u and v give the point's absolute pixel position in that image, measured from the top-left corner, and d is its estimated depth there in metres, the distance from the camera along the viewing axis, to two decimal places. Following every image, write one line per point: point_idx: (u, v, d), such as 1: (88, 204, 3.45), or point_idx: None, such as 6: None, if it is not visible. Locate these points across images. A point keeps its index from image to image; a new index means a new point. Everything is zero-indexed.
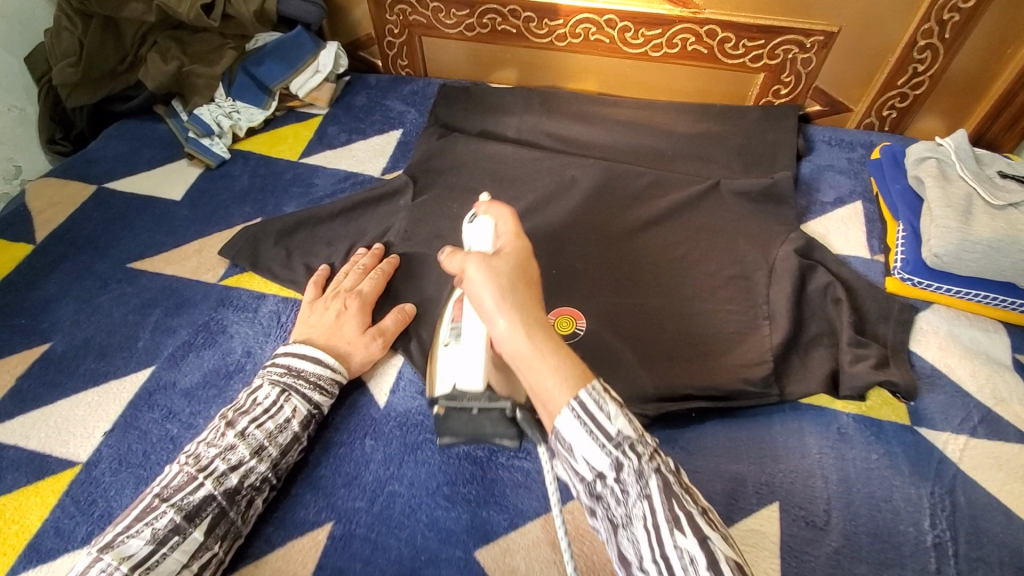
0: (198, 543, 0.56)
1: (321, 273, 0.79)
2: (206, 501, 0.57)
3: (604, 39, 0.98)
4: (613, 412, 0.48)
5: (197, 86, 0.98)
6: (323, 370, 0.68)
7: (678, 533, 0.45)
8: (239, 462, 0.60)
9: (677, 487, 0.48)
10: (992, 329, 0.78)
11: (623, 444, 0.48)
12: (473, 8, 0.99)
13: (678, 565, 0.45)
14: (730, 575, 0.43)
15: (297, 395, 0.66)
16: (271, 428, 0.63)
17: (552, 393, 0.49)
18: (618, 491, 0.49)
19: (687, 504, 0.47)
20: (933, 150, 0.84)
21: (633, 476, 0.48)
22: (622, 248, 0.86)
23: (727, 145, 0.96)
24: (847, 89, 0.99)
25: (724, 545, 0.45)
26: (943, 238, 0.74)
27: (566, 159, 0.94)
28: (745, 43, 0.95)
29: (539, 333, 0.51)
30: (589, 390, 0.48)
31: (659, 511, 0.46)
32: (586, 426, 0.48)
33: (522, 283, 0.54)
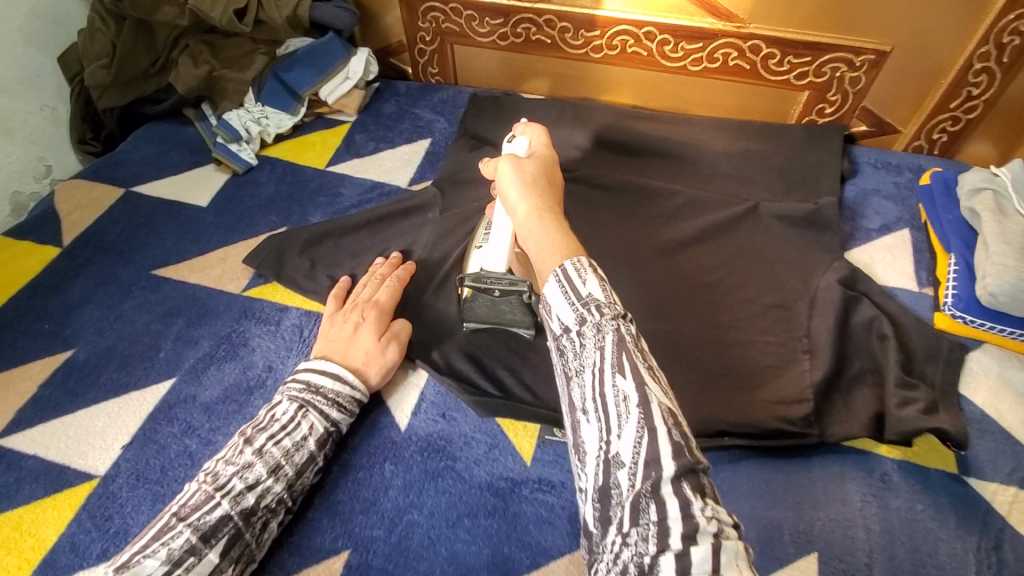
0: (214, 567, 0.54)
1: (342, 285, 0.77)
2: (222, 522, 0.56)
3: (641, 52, 0.95)
4: (587, 278, 0.54)
5: (227, 90, 0.98)
6: (341, 387, 0.66)
7: (620, 375, 0.48)
8: (255, 481, 0.58)
9: (633, 345, 0.50)
10: None
11: (590, 304, 0.52)
12: (507, 17, 0.96)
13: (613, 405, 0.48)
14: (656, 419, 0.46)
15: (314, 411, 0.64)
16: (288, 446, 0.61)
17: (546, 259, 0.58)
18: (577, 345, 0.52)
19: (639, 361, 0.49)
20: (989, 180, 0.79)
21: (592, 329, 0.51)
22: (654, 270, 0.83)
23: (766, 165, 0.92)
24: (896, 110, 0.94)
25: (662, 396, 0.47)
26: (1000, 276, 0.70)
27: (599, 174, 0.92)
28: (790, 59, 0.91)
29: (549, 215, 0.62)
30: (573, 262, 0.55)
31: (608, 360, 0.49)
32: (562, 288, 0.54)
33: (543, 181, 0.67)
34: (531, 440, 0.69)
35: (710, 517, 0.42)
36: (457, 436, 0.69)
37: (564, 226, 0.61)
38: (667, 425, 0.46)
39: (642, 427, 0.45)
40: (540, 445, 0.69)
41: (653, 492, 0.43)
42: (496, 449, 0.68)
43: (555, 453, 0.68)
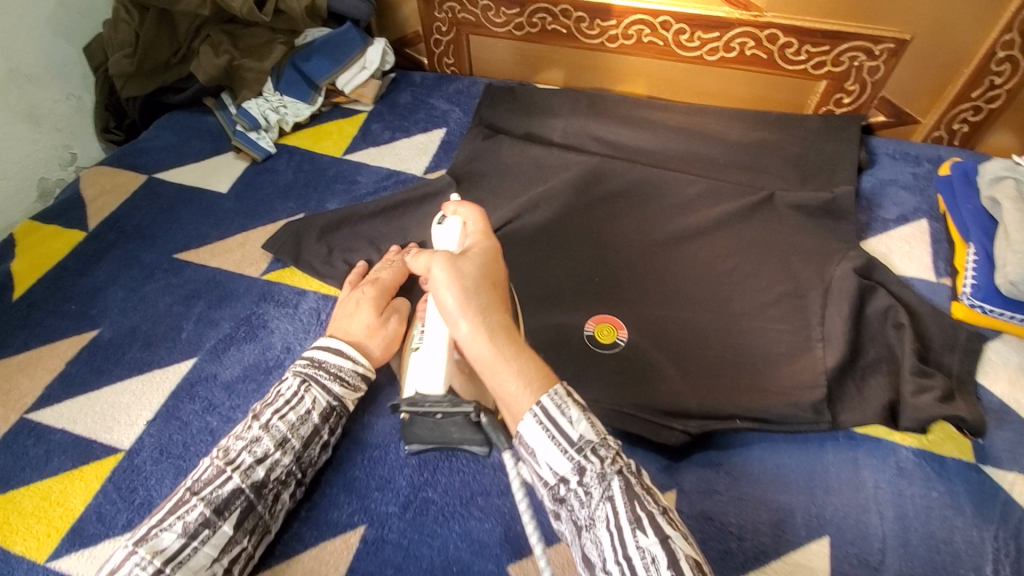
0: (228, 538, 0.56)
1: (359, 269, 0.79)
2: (234, 495, 0.57)
3: (657, 41, 0.95)
4: (576, 419, 0.51)
5: (245, 79, 0.99)
6: (344, 361, 0.67)
7: (641, 532, 0.48)
8: (264, 454, 0.60)
9: (640, 490, 0.50)
10: None
11: (585, 449, 0.50)
12: (523, 7, 0.97)
13: (641, 564, 0.47)
14: (688, 571, 0.46)
15: (316, 385, 0.65)
16: (293, 420, 0.62)
17: (518, 400, 0.52)
18: (580, 495, 0.51)
19: (649, 506, 0.49)
20: (1011, 169, 0.78)
21: (598, 480, 0.50)
22: (667, 258, 0.83)
23: (782, 155, 0.92)
24: (915, 100, 0.93)
25: (684, 544, 0.48)
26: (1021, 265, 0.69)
27: (613, 163, 0.92)
28: (807, 48, 0.90)
29: (502, 336, 0.53)
30: (554, 393, 0.52)
31: (625, 517, 0.49)
32: (547, 431, 0.51)
33: (484, 285, 0.56)
34: None
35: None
36: None
37: (534, 355, 0.54)
38: (698, 574, 0.46)
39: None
40: None
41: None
42: None
43: None
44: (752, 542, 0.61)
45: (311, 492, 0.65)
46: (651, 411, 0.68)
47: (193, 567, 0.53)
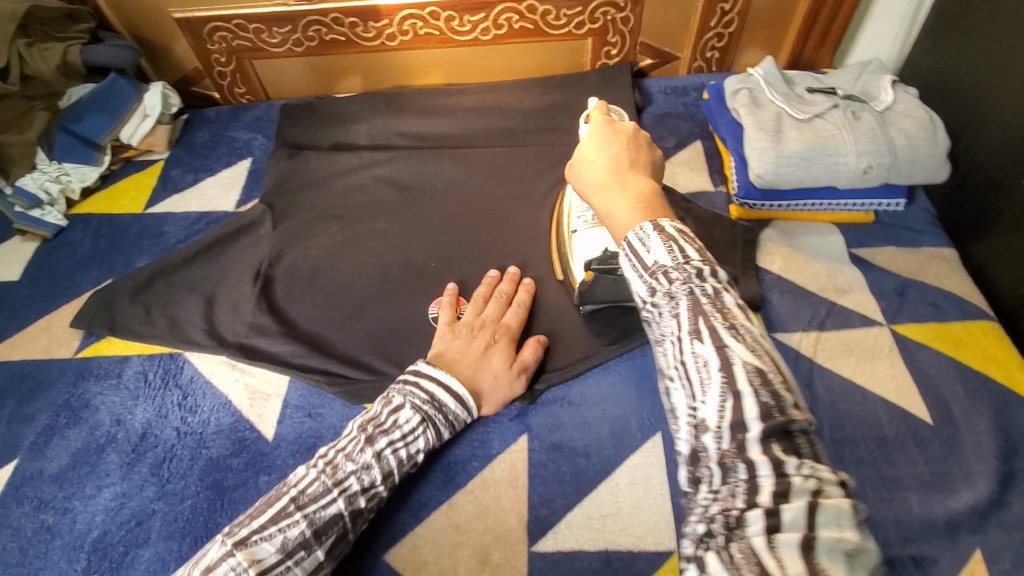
0: (318, 565, 0.53)
1: (453, 295, 0.77)
2: (334, 519, 0.55)
3: (433, 31, 0.99)
4: (652, 244, 0.48)
5: (11, 156, 0.89)
6: (461, 410, 0.65)
7: (699, 341, 0.43)
8: (370, 483, 0.58)
9: (711, 307, 0.45)
10: (827, 232, 0.85)
11: (659, 278, 0.47)
12: (294, 23, 0.97)
13: (693, 371, 0.43)
14: (743, 386, 0.40)
15: (433, 428, 0.62)
16: (403, 456, 0.60)
17: (623, 220, 0.53)
18: (658, 313, 0.48)
19: (717, 320, 0.44)
20: (744, 81, 0.89)
21: (665, 299, 0.47)
22: (490, 228, 0.88)
23: (571, 112, 1.00)
24: (669, 39, 1.05)
25: (750, 356, 0.41)
26: (761, 159, 0.79)
27: (424, 153, 0.95)
28: (565, 13, 0.98)
29: (615, 188, 0.56)
30: (635, 232, 0.50)
31: (684, 326, 0.45)
32: (629, 261, 0.49)
33: (593, 160, 0.59)
34: None
35: (806, 476, 0.37)
36: (325, 429, 0.70)
37: (650, 188, 0.55)
38: (754, 386, 0.40)
39: (724, 392, 0.41)
40: None
41: (738, 451, 0.39)
42: None
43: None
44: (598, 460, 0.67)
45: (229, 493, 0.66)
46: None
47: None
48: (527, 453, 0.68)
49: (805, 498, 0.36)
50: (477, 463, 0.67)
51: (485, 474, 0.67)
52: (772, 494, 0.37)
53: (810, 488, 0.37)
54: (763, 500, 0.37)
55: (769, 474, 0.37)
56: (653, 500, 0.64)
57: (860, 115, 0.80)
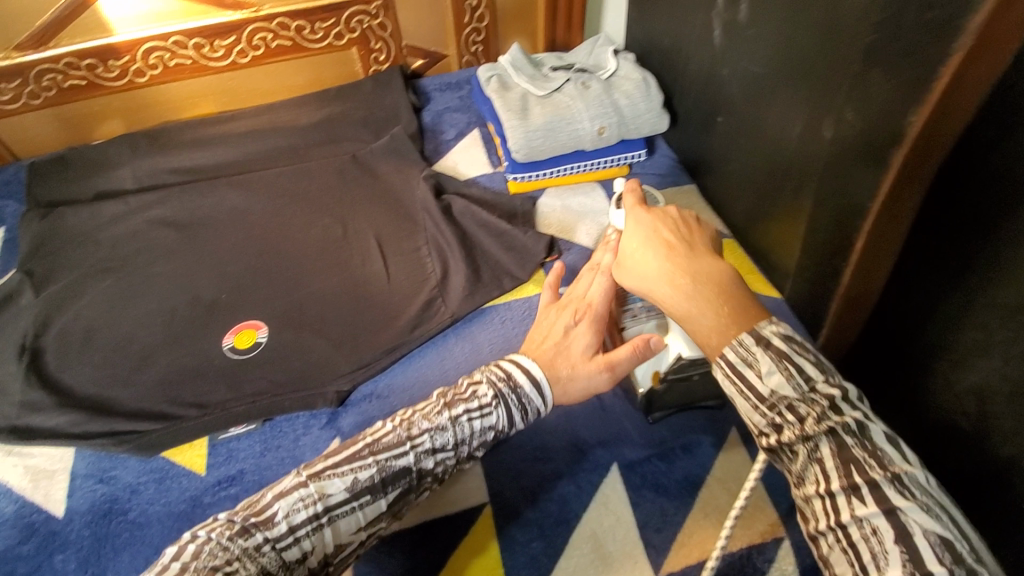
0: (378, 513, 0.52)
1: (557, 270, 0.68)
2: (402, 473, 0.52)
3: (184, 61, 0.96)
4: (762, 362, 0.45)
5: None
6: (535, 395, 0.58)
7: (861, 500, 0.40)
8: (441, 444, 0.54)
9: (862, 449, 0.41)
10: (591, 190, 0.95)
11: (780, 406, 0.45)
12: (25, 75, 0.91)
13: (856, 536, 0.39)
14: (919, 544, 0.37)
15: (505, 406, 0.57)
16: (474, 426, 0.56)
17: (711, 334, 0.49)
18: (795, 458, 0.44)
19: (875, 471, 0.40)
20: (494, 69, 0.97)
21: (802, 439, 0.43)
22: (284, 248, 0.88)
23: (351, 121, 1.03)
24: (432, 38, 1.10)
25: (926, 518, 0.38)
26: (513, 135, 0.87)
27: (203, 186, 0.93)
28: (320, 26, 1.00)
29: (685, 281, 0.52)
30: (732, 348, 0.47)
31: (835, 476, 0.41)
32: (736, 383, 0.46)
33: (659, 248, 0.56)
34: (201, 453, 0.70)
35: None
36: (123, 489, 0.67)
37: (720, 276, 0.52)
38: (937, 550, 0.36)
39: (904, 565, 0.37)
40: (213, 448, 0.70)
41: None
42: (167, 478, 0.68)
43: (227, 449, 0.70)
44: None
45: None
46: (297, 387, 0.75)
47: (336, 526, 0.50)
48: None
49: None
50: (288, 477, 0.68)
51: None
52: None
53: None
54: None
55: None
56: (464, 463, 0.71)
57: (589, 85, 0.91)
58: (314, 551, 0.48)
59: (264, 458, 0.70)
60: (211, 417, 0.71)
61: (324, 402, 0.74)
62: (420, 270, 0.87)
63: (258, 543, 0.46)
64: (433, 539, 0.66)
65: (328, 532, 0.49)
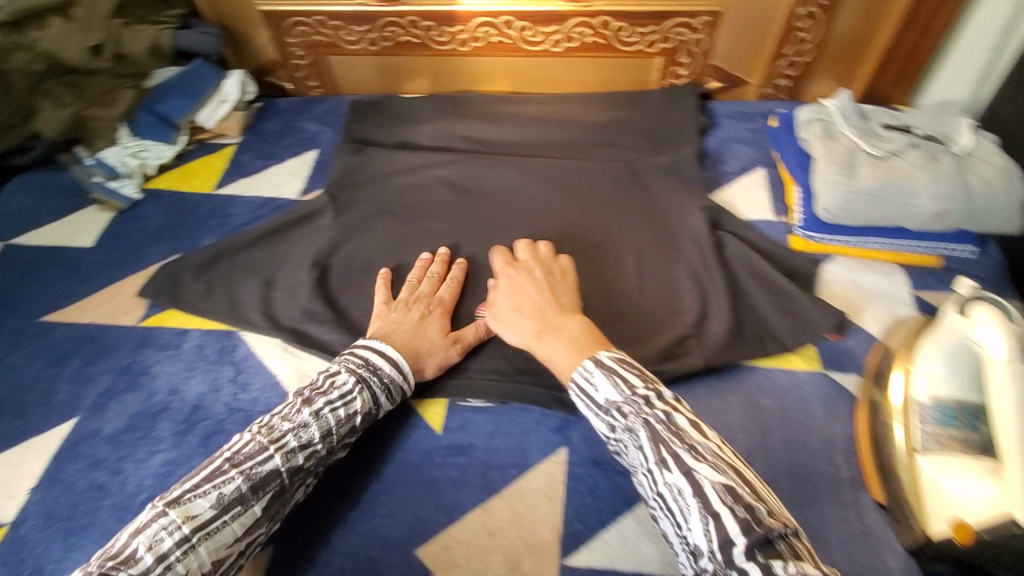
0: (252, 523, 0.54)
1: (524, 246, 0.78)
2: (271, 475, 0.56)
3: (504, 40, 1.01)
4: (597, 380, 0.59)
5: (96, 129, 0.95)
6: (395, 372, 0.66)
7: (667, 471, 0.52)
8: (308, 441, 0.59)
9: (664, 431, 0.54)
10: (891, 272, 0.81)
11: (612, 410, 0.58)
12: (373, 23, 1.00)
13: (671, 499, 0.51)
14: (715, 504, 0.48)
15: (368, 390, 0.64)
16: (341, 416, 0.61)
17: (564, 366, 0.63)
18: (623, 445, 0.58)
19: (676, 444, 0.53)
20: (817, 112, 0.87)
21: (625, 432, 0.56)
22: (544, 238, 0.88)
23: (633, 129, 1.00)
24: (740, 63, 1.03)
25: (712, 474, 0.50)
26: (831, 192, 0.77)
27: (487, 160, 0.97)
28: (638, 30, 0.98)
29: (546, 333, 0.66)
30: (578, 371, 0.60)
31: (652, 459, 0.53)
32: (585, 401, 0.60)
33: (513, 312, 0.70)
34: (440, 412, 0.72)
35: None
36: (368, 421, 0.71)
37: (581, 329, 0.66)
38: (728, 504, 0.48)
39: (704, 515, 0.49)
40: (450, 412, 0.72)
41: (728, 563, 0.46)
42: (407, 426, 0.70)
43: (463, 418, 0.71)
44: (637, 482, 0.65)
45: None
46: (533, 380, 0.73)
47: (218, 538, 0.52)
48: (566, 466, 0.67)
49: None
50: (512, 470, 0.67)
51: (519, 483, 0.66)
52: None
53: None
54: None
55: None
56: None
57: (939, 157, 0.77)
58: (191, 573, 0.50)
59: (494, 441, 0.69)
60: (456, 382, 0.72)
61: (559, 406, 0.71)
62: (675, 298, 0.80)
63: None
64: None
65: (202, 551, 0.51)
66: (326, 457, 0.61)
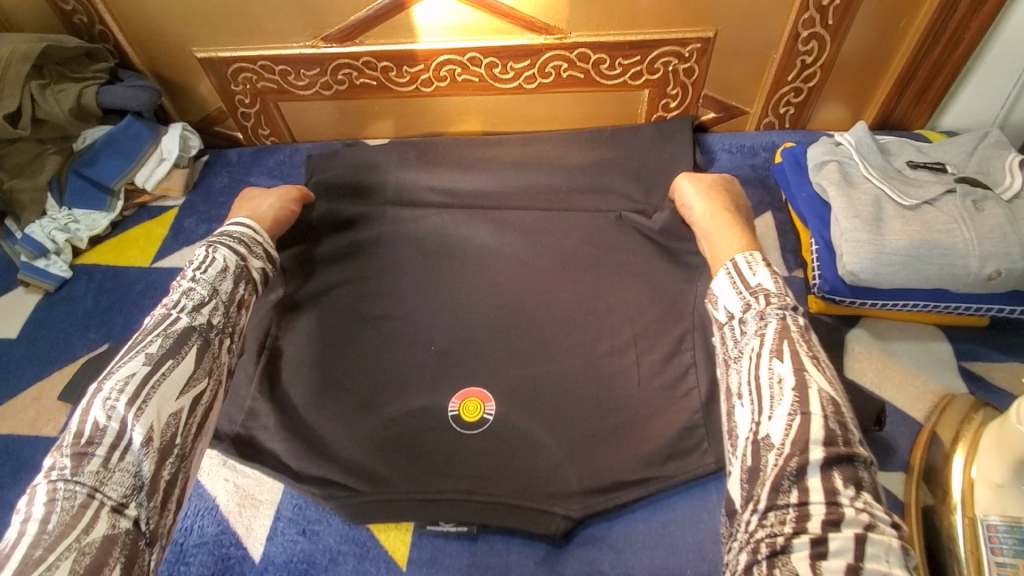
0: (189, 375, 0.56)
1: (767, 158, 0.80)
2: (187, 331, 0.57)
3: (472, 78, 0.90)
4: (758, 270, 0.59)
5: (21, 202, 0.84)
6: (234, 227, 0.69)
7: (778, 360, 0.51)
8: (202, 297, 0.60)
9: (798, 334, 0.53)
10: (929, 339, 0.70)
11: (759, 292, 0.57)
12: (324, 65, 0.89)
13: (766, 386, 0.51)
14: (814, 406, 0.48)
15: (223, 247, 0.65)
16: (216, 271, 0.62)
17: (722, 245, 0.66)
18: (739, 332, 0.56)
19: (803, 348, 0.52)
20: (832, 151, 0.75)
21: (757, 316, 0.55)
22: (525, 310, 0.76)
23: (623, 171, 0.88)
24: (737, 92, 0.92)
25: (824, 383, 0.49)
26: (856, 253, 0.65)
27: (458, 215, 0.85)
28: (621, 62, 0.87)
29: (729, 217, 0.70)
30: (742, 256, 0.61)
31: (768, 346, 0.53)
32: (732, 280, 0.59)
33: (718, 195, 0.73)
34: (404, 539, 0.61)
35: (858, 508, 0.43)
36: (322, 553, 0.61)
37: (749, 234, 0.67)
38: (828, 411, 0.48)
39: (795, 410, 0.48)
40: (417, 538, 0.61)
41: (799, 471, 0.46)
42: (367, 558, 0.60)
43: (433, 547, 0.61)
44: None
45: None
46: (513, 495, 0.61)
47: (162, 396, 0.53)
48: None
49: (857, 531, 0.42)
50: None
51: None
52: (823, 522, 0.43)
53: (863, 522, 0.43)
54: (812, 526, 0.43)
55: (821, 501, 0.44)
56: None
57: (982, 205, 0.65)
58: (156, 430, 0.52)
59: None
60: (427, 501, 0.61)
61: (548, 527, 0.59)
62: (678, 381, 0.69)
63: (99, 458, 0.49)
64: None
65: (151, 412, 0.52)
66: (233, 316, 0.62)
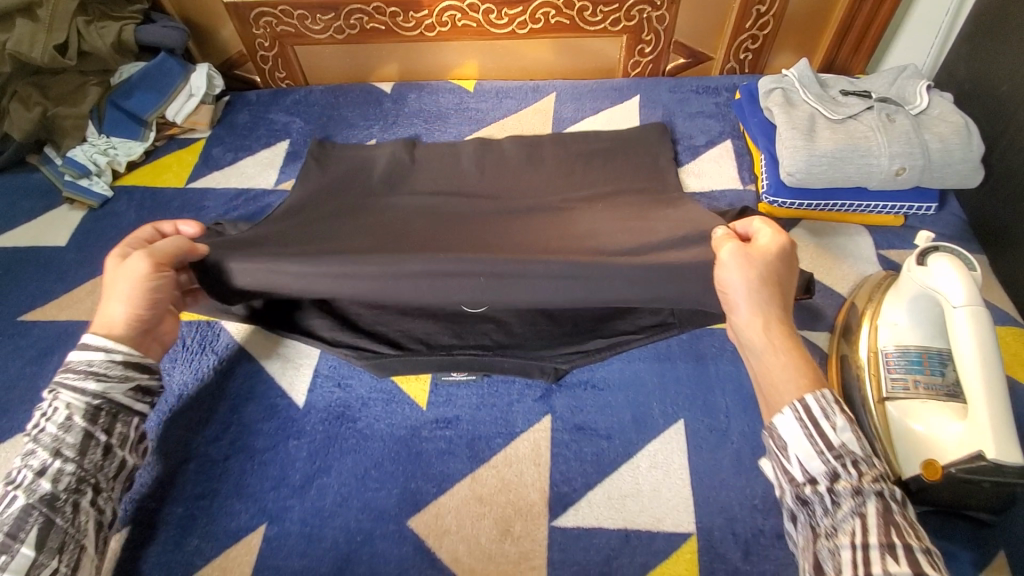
0: (29, 564, 0.49)
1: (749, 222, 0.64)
2: (25, 511, 0.51)
3: (471, 23, 1.02)
4: (839, 422, 0.48)
5: (64, 128, 0.95)
6: (92, 355, 0.58)
7: (893, 560, 0.42)
8: (42, 465, 0.53)
9: (902, 520, 0.44)
10: (855, 233, 0.84)
11: (844, 455, 0.48)
12: (338, 10, 1.00)
13: None
14: None
15: (67, 389, 0.57)
16: (59, 428, 0.55)
17: (783, 386, 0.52)
18: (825, 504, 0.47)
19: (911, 538, 0.43)
20: (778, 82, 0.90)
21: (852, 493, 0.47)
22: None
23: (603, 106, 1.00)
24: (703, 39, 1.06)
25: None
26: (793, 156, 0.79)
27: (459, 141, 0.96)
28: (602, 9, 1.00)
29: (780, 330, 0.55)
30: (815, 398, 0.50)
31: (874, 535, 0.43)
32: (806, 427, 0.49)
33: (766, 280, 0.56)
34: (423, 388, 0.73)
35: None
36: (355, 399, 0.72)
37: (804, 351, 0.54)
38: None
39: None
40: (434, 388, 0.73)
41: None
42: (394, 402, 0.72)
43: (446, 393, 0.72)
44: (621, 443, 0.66)
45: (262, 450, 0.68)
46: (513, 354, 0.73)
47: None
48: (550, 433, 0.68)
49: None
50: (498, 440, 0.68)
51: (505, 452, 0.67)
52: None
53: None
54: None
55: None
56: (674, 484, 0.63)
57: (895, 117, 0.80)
58: None
59: (477, 413, 0.70)
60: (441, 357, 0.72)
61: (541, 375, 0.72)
62: None
63: None
64: (633, 555, 0.59)
65: None
66: (91, 467, 0.55)
